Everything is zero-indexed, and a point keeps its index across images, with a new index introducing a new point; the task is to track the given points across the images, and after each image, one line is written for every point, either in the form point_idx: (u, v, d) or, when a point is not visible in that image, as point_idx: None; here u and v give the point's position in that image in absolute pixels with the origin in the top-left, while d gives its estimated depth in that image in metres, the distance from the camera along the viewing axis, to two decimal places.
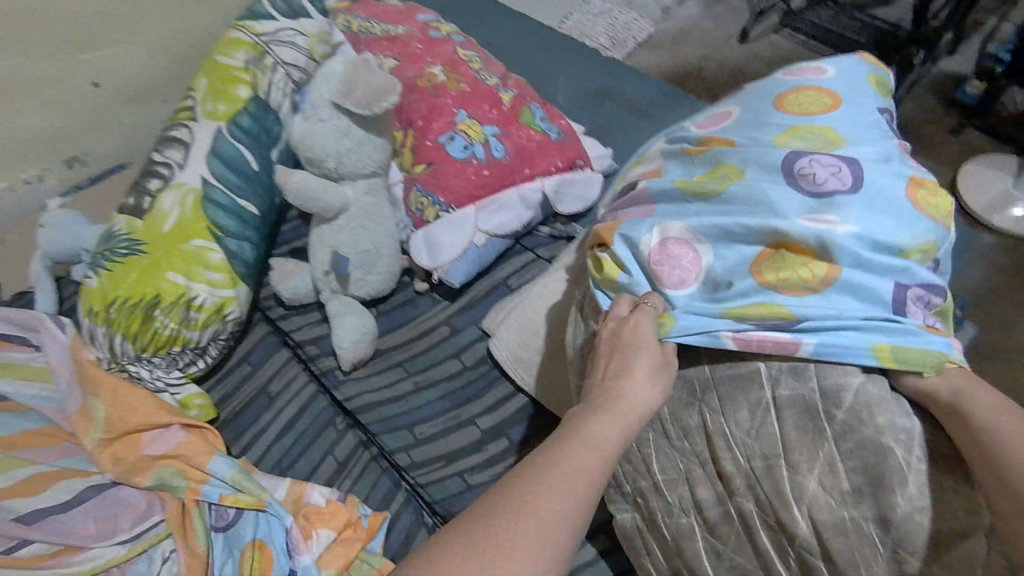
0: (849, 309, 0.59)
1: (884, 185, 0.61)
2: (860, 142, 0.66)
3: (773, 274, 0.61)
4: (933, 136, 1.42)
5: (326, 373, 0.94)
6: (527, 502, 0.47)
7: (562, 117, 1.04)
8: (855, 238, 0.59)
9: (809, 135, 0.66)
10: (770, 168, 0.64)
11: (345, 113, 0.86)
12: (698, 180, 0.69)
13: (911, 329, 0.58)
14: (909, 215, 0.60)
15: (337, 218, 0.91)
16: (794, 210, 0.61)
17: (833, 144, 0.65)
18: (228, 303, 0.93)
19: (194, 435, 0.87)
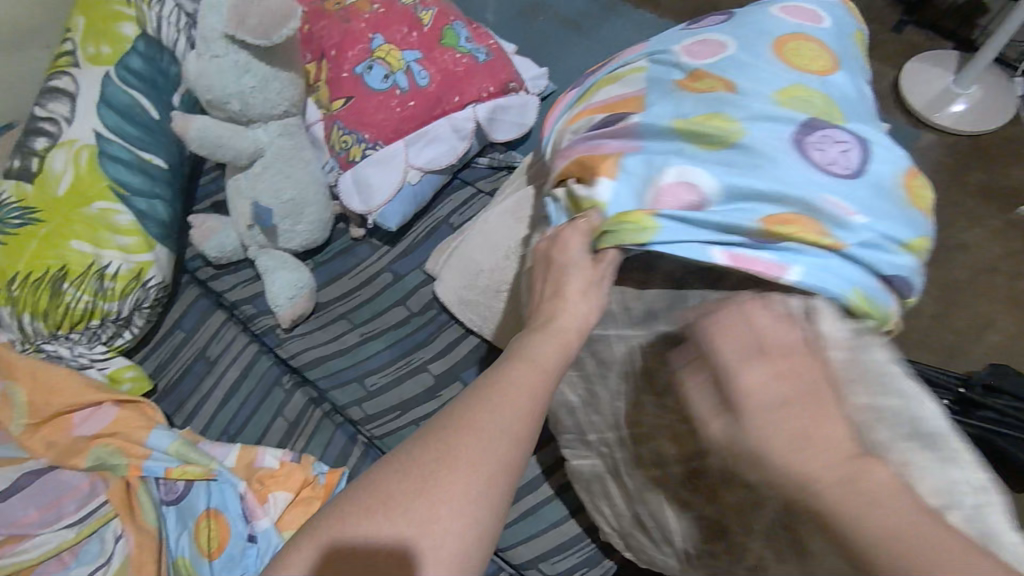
0: (843, 260, 0.51)
1: (891, 179, 0.53)
2: (860, 109, 0.58)
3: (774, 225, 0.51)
4: (877, 34, 1.39)
5: (266, 332, 0.90)
6: (460, 445, 0.41)
7: (490, 36, 0.96)
8: (865, 233, 0.51)
9: (811, 98, 0.56)
10: (777, 133, 0.54)
11: (241, 46, 0.76)
12: (696, 120, 0.56)
13: (895, 270, 0.52)
14: (912, 213, 0.53)
15: (252, 164, 0.85)
16: (805, 184, 0.52)
17: (835, 118, 0.56)
18: (146, 268, 0.85)
19: (129, 410, 0.84)
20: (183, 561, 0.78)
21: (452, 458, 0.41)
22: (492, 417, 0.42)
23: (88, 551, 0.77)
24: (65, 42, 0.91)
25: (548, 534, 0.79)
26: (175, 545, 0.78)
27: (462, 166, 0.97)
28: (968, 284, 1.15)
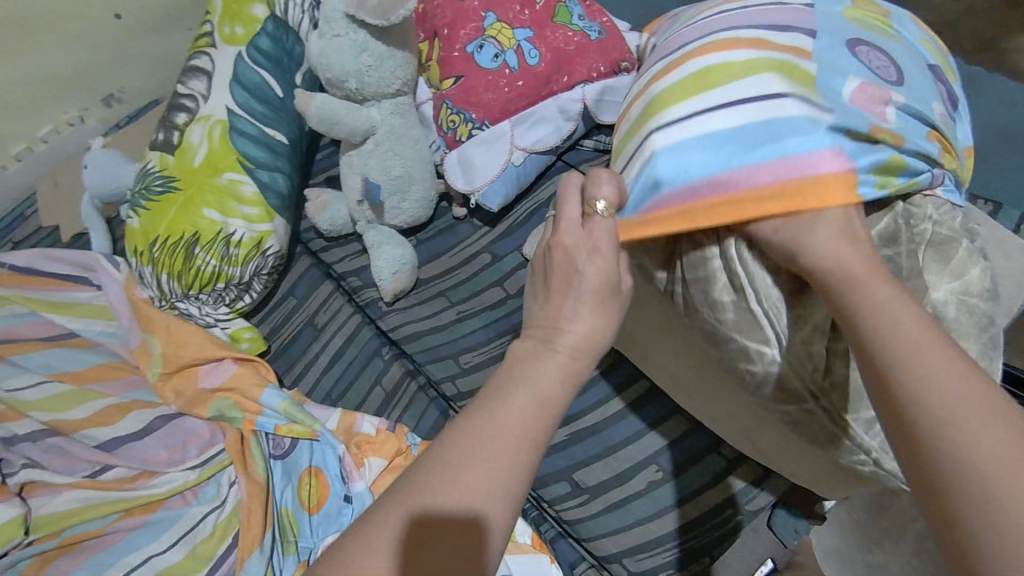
0: (913, 143, 0.52)
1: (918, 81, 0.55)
2: (910, 57, 0.57)
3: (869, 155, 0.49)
4: None
5: (369, 304, 0.93)
6: (464, 463, 0.40)
7: (603, 13, 0.92)
8: (903, 120, 0.52)
9: (866, 20, 0.57)
10: (826, 43, 0.54)
11: (360, 25, 0.79)
12: (737, 79, 0.52)
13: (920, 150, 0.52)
14: (925, 107, 0.54)
15: (365, 142, 0.87)
16: (842, 104, 0.50)
17: (881, 30, 0.57)
18: (266, 236, 0.91)
19: (246, 368, 0.91)
20: (287, 513, 0.83)
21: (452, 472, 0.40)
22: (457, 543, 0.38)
23: (206, 493, 0.84)
24: (204, 23, 0.99)
25: (635, 531, 0.76)
26: (280, 497, 0.84)
27: (568, 148, 0.94)
28: None
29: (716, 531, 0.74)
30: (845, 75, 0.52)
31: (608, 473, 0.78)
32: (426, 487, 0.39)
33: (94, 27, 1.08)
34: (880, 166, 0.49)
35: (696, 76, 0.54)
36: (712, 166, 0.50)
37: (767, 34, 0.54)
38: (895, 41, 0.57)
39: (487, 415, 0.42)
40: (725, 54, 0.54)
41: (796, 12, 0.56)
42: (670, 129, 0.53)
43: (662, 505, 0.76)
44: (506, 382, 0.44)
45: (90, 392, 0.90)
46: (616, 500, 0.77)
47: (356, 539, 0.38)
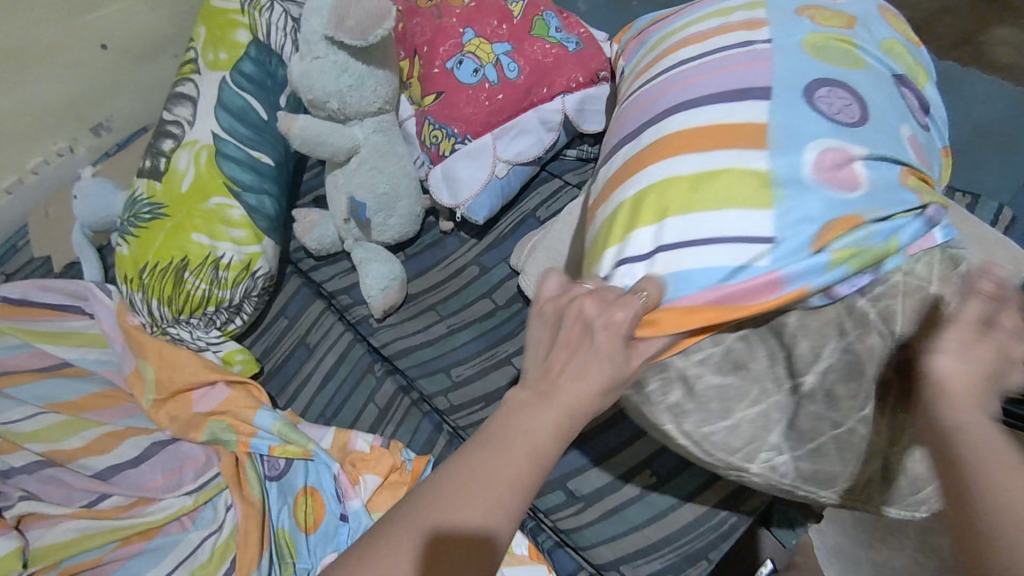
0: (897, 201, 0.52)
1: (889, 118, 0.56)
2: (881, 86, 0.58)
3: (836, 244, 0.51)
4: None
5: (360, 321, 0.93)
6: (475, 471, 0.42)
7: (581, 24, 0.93)
8: (881, 177, 0.52)
9: (828, 45, 0.59)
10: (789, 111, 0.54)
11: (340, 46, 0.80)
12: (697, 193, 0.53)
13: (905, 200, 0.52)
14: (901, 147, 0.54)
15: (349, 161, 0.88)
16: (811, 191, 0.52)
17: (851, 64, 0.58)
18: (255, 258, 0.91)
19: (239, 391, 0.91)
20: (283, 534, 0.83)
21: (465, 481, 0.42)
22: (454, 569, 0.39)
23: (203, 518, 0.84)
24: (189, 50, 1.01)
25: (632, 538, 0.75)
26: (276, 518, 0.84)
27: (552, 158, 0.95)
28: None
29: (717, 533, 0.72)
30: (809, 131, 0.53)
31: (603, 481, 0.77)
32: (431, 504, 0.41)
33: (82, 55, 1.09)
34: (878, 242, 0.51)
35: (647, 192, 0.56)
36: (690, 278, 0.52)
37: (714, 111, 0.57)
38: (863, 78, 0.57)
39: (489, 445, 0.44)
40: (670, 170, 0.56)
41: (759, 59, 0.59)
42: (650, 242, 0.54)
43: (658, 510, 0.75)
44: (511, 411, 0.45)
45: (85, 420, 0.90)
46: (611, 507, 0.76)
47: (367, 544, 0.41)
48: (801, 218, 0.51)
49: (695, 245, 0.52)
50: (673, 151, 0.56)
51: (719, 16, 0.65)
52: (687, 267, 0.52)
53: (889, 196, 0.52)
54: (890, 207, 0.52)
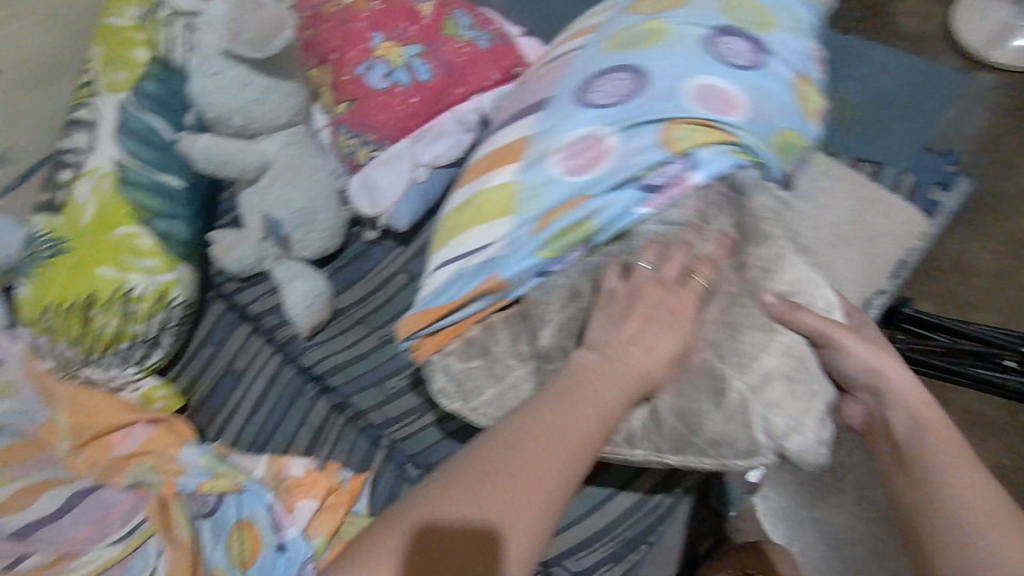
0: (626, 166, 0.61)
1: (668, 83, 0.62)
2: (680, 53, 0.63)
3: (556, 229, 0.63)
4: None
5: (288, 342, 0.90)
6: (493, 489, 0.47)
7: (493, 21, 0.91)
8: (618, 155, 0.62)
9: (631, 34, 0.67)
10: (553, 119, 0.67)
11: (238, 61, 0.77)
12: (478, 212, 0.69)
13: (634, 172, 0.61)
14: (667, 112, 0.61)
15: (261, 177, 0.85)
16: (549, 189, 0.64)
17: (653, 37, 0.65)
18: (170, 287, 0.87)
19: (161, 428, 0.87)
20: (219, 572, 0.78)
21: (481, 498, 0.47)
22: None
23: (135, 566, 0.78)
24: (83, 73, 0.95)
25: (575, 532, 0.74)
26: (209, 557, 0.80)
27: None
28: None
29: (653, 516, 0.74)
30: (573, 124, 0.65)
31: None
32: (456, 521, 0.47)
33: None
34: (612, 211, 0.61)
35: (469, 202, 0.71)
36: (465, 277, 0.68)
37: (515, 127, 0.71)
38: (660, 50, 0.64)
39: (504, 469, 0.48)
40: (477, 184, 0.71)
41: (561, 68, 0.71)
42: (442, 255, 0.71)
43: (596, 502, 0.75)
44: (526, 436, 0.49)
45: None
46: None
47: (398, 530, 0.47)
48: (555, 195, 0.64)
49: (470, 247, 0.68)
50: (480, 173, 0.72)
51: (574, 26, 0.77)
52: (463, 270, 0.68)
53: (636, 158, 0.61)
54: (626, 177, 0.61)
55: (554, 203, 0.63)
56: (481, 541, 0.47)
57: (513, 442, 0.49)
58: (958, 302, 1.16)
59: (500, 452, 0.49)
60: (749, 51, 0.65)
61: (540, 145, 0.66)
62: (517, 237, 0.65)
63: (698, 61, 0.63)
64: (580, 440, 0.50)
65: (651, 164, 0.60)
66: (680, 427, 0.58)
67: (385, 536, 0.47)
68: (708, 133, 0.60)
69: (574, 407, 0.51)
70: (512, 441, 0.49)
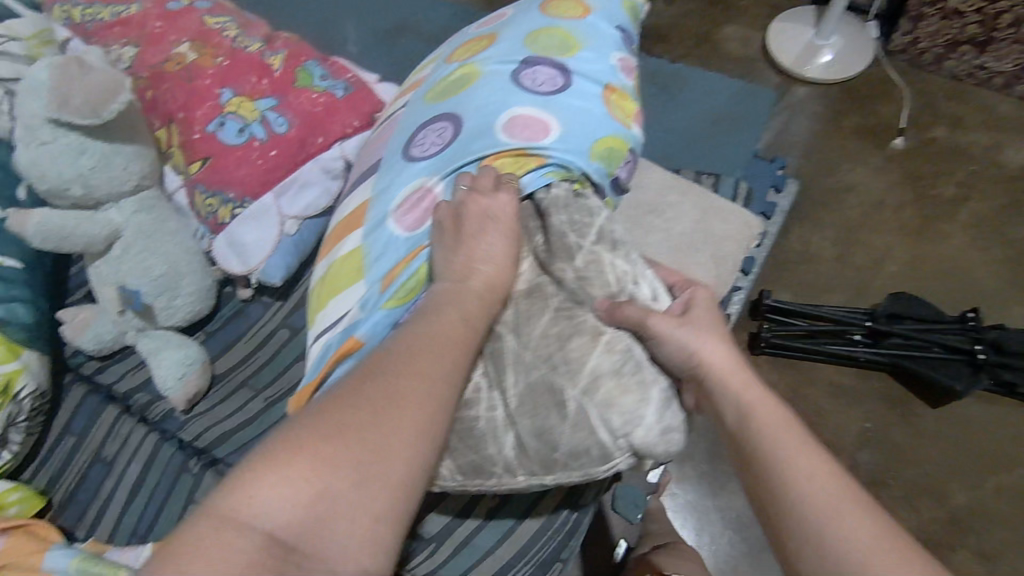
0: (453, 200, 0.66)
1: (479, 122, 0.69)
2: (488, 92, 0.71)
3: (396, 281, 0.65)
4: (733, 23, 1.53)
5: (165, 417, 0.84)
6: (357, 432, 0.48)
7: (347, 69, 0.93)
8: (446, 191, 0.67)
9: (446, 85, 0.74)
10: (387, 175, 0.72)
11: (70, 127, 0.72)
12: (334, 276, 0.71)
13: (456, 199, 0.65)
14: (484, 146, 0.67)
15: (111, 247, 0.79)
16: (390, 243, 0.68)
17: (468, 80, 0.73)
18: (15, 377, 0.78)
19: (18, 537, 0.75)
20: None
21: (350, 444, 0.48)
22: (375, 490, 0.47)
23: None
24: None
25: (488, 562, 0.75)
26: None
27: None
28: (862, 222, 1.34)
29: (565, 530, 0.76)
30: (406, 175, 0.70)
31: (451, 515, 0.76)
32: (340, 433, 0.48)
33: None
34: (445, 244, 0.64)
35: (325, 276, 0.73)
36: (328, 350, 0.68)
37: (355, 194, 0.75)
38: (473, 92, 0.72)
39: (382, 386, 0.50)
40: (331, 252, 0.73)
41: (392, 126, 0.77)
42: (314, 328, 0.71)
43: (507, 529, 0.76)
44: (400, 358, 0.52)
45: None
46: (462, 539, 0.75)
47: (280, 449, 0.47)
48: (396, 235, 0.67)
49: (329, 316, 0.69)
50: (338, 234, 0.74)
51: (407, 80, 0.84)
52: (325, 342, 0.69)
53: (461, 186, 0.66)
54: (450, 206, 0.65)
55: (398, 252, 0.67)
56: (367, 450, 0.48)
57: (389, 364, 0.52)
58: (813, 287, 1.27)
59: (375, 373, 0.51)
60: (552, 76, 0.72)
61: (380, 201, 0.70)
62: (369, 298, 0.67)
63: (505, 98, 0.70)
64: (454, 358, 0.54)
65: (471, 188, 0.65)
66: (542, 447, 0.60)
67: (268, 454, 0.47)
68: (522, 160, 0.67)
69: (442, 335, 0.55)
70: (387, 363, 0.52)
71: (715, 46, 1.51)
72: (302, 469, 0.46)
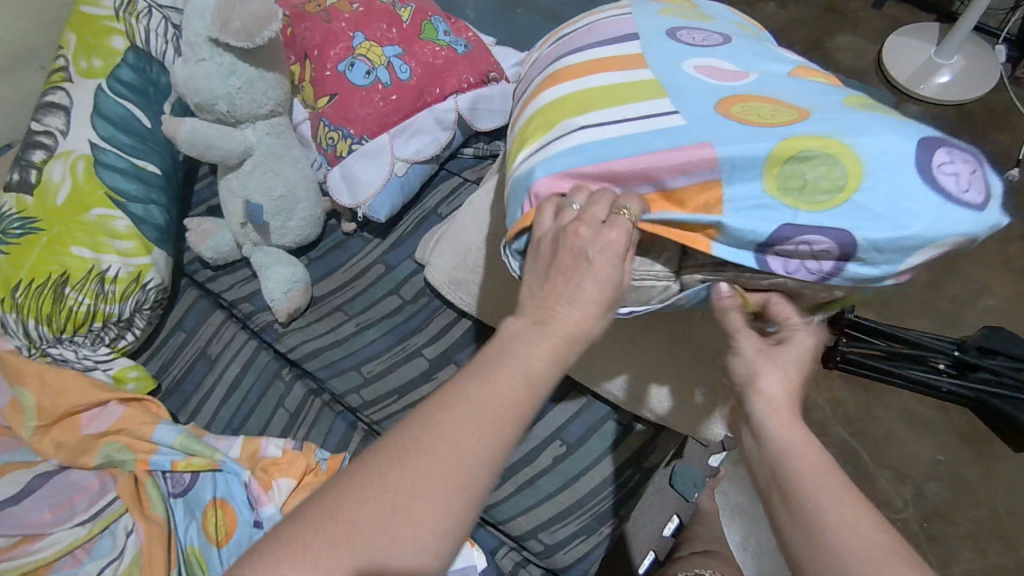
0: (818, 207, 0.48)
1: (870, 194, 0.47)
2: (897, 161, 0.47)
3: (775, 171, 0.49)
4: (849, 35, 1.49)
5: (264, 328, 0.92)
6: (437, 422, 0.43)
7: (468, 29, 0.98)
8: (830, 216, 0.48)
9: (815, 151, 0.48)
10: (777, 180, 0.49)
11: (226, 49, 0.79)
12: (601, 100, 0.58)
13: (825, 209, 0.48)
14: (876, 183, 0.47)
15: (242, 164, 0.87)
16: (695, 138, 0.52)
17: (847, 162, 0.48)
18: (146, 270, 0.87)
19: (135, 408, 0.86)
20: (192, 551, 0.78)
21: (435, 441, 0.42)
22: (448, 467, 0.42)
23: (100, 548, 0.78)
24: (57, 58, 0.95)
25: (546, 505, 0.79)
26: (181, 536, 0.79)
27: (449, 157, 1.00)
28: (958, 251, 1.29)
29: (619, 490, 0.79)
30: (771, 216, 0.50)
31: (515, 456, 0.81)
32: (429, 429, 0.43)
33: None
34: (741, 205, 0.50)
35: (565, 99, 0.60)
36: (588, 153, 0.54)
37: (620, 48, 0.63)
38: (859, 189, 0.48)
39: (480, 402, 0.44)
40: (583, 79, 0.61)
41: (717, 71, 0.58)
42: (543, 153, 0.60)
43: (569, 476, 0.80)
44: (495, 363, 0.46)
45: None
46: (525, 481, 0.80)
47: (391, 447, 0.42)
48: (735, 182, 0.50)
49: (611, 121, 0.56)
50: (602, 66, 0.61)
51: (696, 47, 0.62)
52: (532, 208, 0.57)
53: (868, 190, 0.47)
54: (785, 181, 0.50)
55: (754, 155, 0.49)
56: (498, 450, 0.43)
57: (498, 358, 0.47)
58: (900, 308, 1.22)
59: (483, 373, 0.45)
60: (972, 168, 0.49)
61: (731, 140, 0.50)
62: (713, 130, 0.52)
63: (899, 169, 0.47)
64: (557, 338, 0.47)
65: (826, 161, 0.48)
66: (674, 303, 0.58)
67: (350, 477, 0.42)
68: (843, 166, 0.48)
69: (585, 301, 0.48)
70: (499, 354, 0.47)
71: (828, 58, 1.47)
72: (402, 479, 0.41)
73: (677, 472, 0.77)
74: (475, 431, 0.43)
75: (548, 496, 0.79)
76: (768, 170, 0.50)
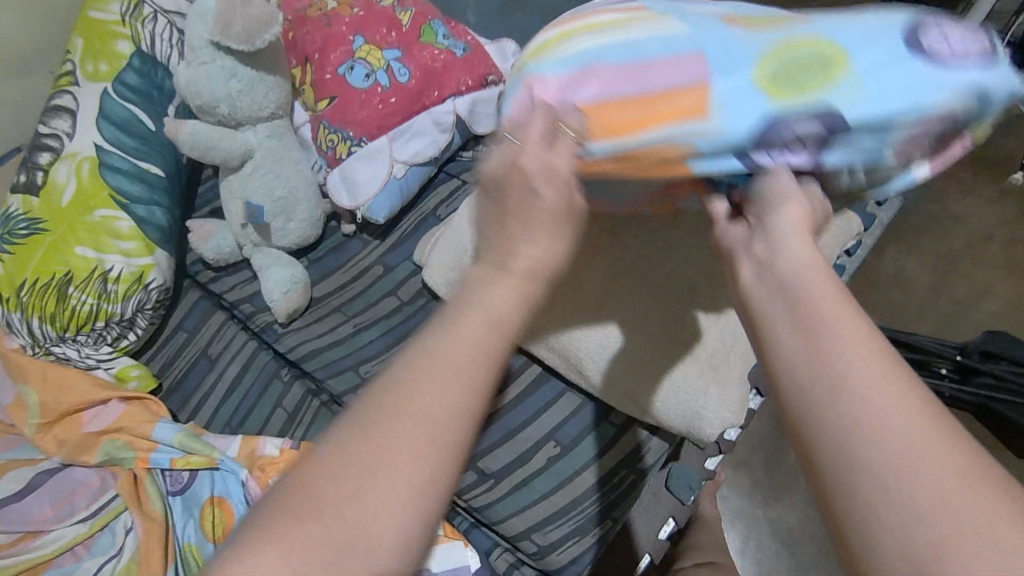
0: (811, 101, 0.46)
1: (864, 79, 0.46)
2: (889, 50, 0.47)
3: (773, 72, 0.47)
4: None
5: (264, 328, 0.92)
6: (370, 436, 0.34)
7: (467, 32, 0.98)
8: (831, 107, 0.46)
9: (806, 53, 0.48)
10: (772, 79, 0.47)
11: (227, 52, 0.80)
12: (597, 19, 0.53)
13: (825, 103, 0.46)
14: (874, 73, 0.46)
15: (243, 166, 0.88)
16: (695, 48, 0.49)
17: (835, 63, 0.47)
18: (147, 270, 0.88)
19: (136, 406, 0.87)
20: (190, 548, 0.79)
21: (365, 469, 0.33)
22: (377, 501, 0.32)
23: (100, 544, 0.79)
24: (65, 62, 0.97)
25: (540, 507, 0.79)
26: (179, 533, 0.80)
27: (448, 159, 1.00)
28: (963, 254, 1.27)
29: (612, 492, 0.78)
30: (760, 108, 0.47)
31: (510, 457, 0.81)
32: (352, 456, 0.33)
33: None
34: (734, 104, 0.47)
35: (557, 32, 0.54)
36: (576, 60, 0.50)
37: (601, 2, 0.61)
38: (852, 78, 0.46)
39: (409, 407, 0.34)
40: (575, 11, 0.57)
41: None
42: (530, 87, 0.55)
43: (564, 477, 0.79)
44: (450, 319, 0.38)
45: None
46: (520, 482, 0.80)
47: (298, 496, 0.32)
48: (725, 77, 0.47)
49: (602, 34, 0.51)
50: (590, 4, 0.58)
51: None
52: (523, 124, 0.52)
53: (864, 80, 0.46)
54: (776, 73, 0.47)
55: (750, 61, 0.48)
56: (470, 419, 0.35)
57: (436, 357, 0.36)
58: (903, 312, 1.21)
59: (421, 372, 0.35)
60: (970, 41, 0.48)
61: (723, 47, 0.48)
62: (709, 36, 0.49)
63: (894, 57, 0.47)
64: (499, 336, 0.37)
65: (820, 59, 0.47)
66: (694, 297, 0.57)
67: (255, 538, 0.31)
68: (834, 60, 0.47)
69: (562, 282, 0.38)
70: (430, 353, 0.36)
71: None
72: (335, 514, 0.32)
73: (672, 474, 0.77)
74: (416, 441, 0.33)
75: (544, 497, 0.79)
76: (761, 71, 0.47)
